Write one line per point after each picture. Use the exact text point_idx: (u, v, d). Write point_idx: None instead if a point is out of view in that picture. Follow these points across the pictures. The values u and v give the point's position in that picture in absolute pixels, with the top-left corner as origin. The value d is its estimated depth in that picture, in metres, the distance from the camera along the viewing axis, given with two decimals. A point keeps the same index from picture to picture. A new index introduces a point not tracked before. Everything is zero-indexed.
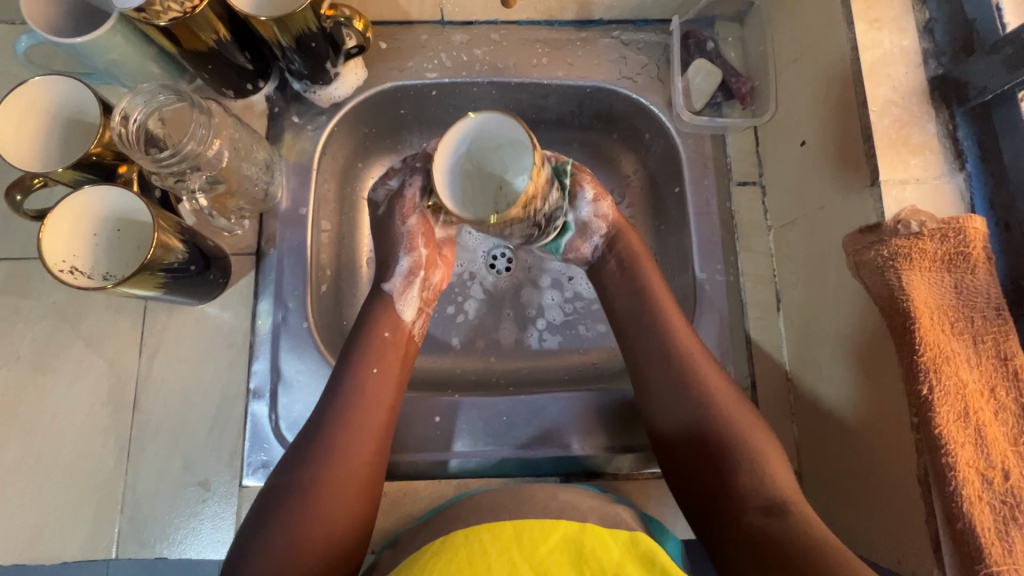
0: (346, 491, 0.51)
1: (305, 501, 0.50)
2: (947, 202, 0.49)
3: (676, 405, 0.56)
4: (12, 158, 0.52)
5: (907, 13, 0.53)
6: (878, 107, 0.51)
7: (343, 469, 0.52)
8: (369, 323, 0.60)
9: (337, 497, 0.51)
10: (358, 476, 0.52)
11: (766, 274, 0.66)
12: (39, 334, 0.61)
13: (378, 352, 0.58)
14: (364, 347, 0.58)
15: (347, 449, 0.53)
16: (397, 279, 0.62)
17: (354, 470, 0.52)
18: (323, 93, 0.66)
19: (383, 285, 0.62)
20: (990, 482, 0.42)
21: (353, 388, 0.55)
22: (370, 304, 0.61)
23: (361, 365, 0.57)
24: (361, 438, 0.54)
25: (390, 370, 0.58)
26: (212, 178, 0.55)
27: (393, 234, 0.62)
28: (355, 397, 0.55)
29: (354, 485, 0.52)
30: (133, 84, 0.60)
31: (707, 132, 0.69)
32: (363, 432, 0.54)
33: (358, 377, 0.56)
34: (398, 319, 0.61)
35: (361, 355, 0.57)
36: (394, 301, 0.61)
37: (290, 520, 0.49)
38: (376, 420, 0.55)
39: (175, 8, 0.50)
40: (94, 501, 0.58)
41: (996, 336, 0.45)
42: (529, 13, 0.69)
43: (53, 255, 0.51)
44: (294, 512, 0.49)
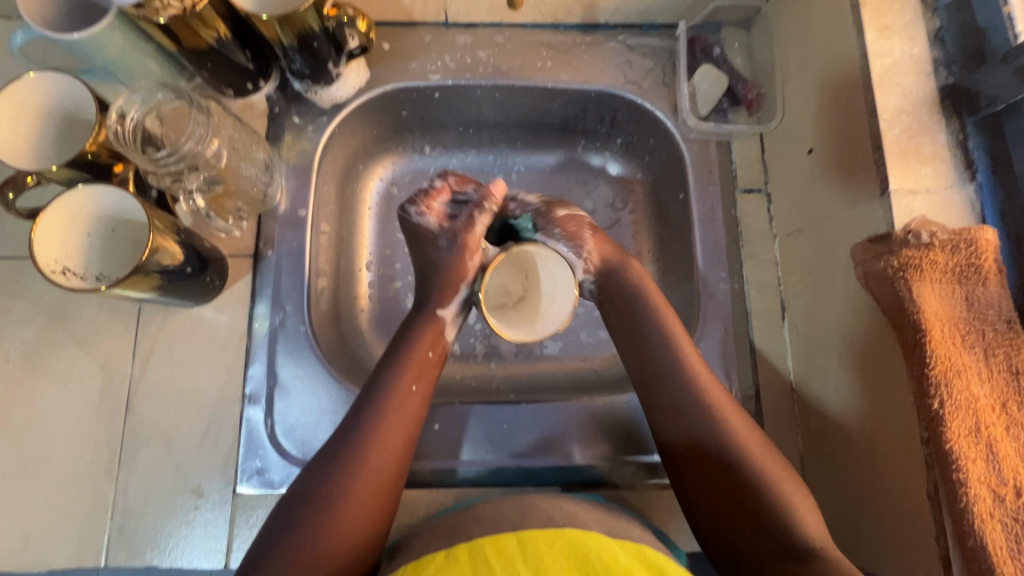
0: (364, 504, 0.49)
1: (322, 513, 0.47)
2: (958, 212, 0.49)
3: (679, 420, 0.54)
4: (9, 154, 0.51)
5: (917, 22, 0.53)
6: (888, 115, 0.50)
7: (366, 482, 0.49)
8: (412, 335, 0.57)
9: (358, 511, 0.48)
10: (380, 490, 0.50)
11: (770, 282, 0.66)
12: (30, 335, 0.60)
13: (416, 367, 0.55)
14: (402, 360, 0.56)
15: (373, 462, 0.50)
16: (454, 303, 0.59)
17: (377, 483, 0.50)
18: (325, 93, 0.65)
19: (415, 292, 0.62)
20: (1002, 499, 0.41)
21: (387, 400, 0.53)
22: (417, 319, 0.58)
23: (394, 377, 0.54)
24: (388, 452, 0.51)
25: (424, 385, 0.55)
26: (211, 178, 0.54)
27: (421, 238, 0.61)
28: (386, 410, 0.52)
29: (374, 499, 0.49)
30: (131, 82, 0.59)
31: (713, 139, 0.68)
32: (391, 446, 0.51)
33: (391, 390, 0.53)
34: (442, 339, 0.58)
35: (399, 370, 0.55)
36: (446, 323, 0.59)
37: (298, 531, 0.46)
38: (404, 434, 0.52)
39: (174, 5, 0.49)
40: (83, 509, 0.56)
41: (1007, 350, 0.44)
42: (534, 16, 0.68)
43: (44, 255, 0.49)
44: (306, 523, 0.47)
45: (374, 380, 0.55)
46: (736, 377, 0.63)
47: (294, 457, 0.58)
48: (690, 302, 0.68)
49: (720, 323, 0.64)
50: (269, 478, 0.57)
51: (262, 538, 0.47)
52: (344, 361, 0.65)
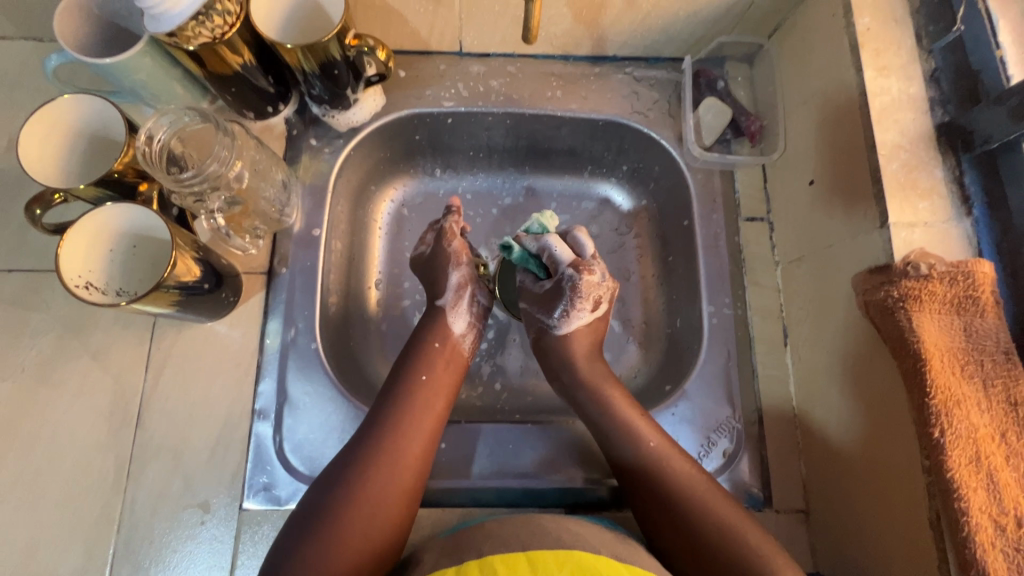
0: (392, 491, 0.52)
1: (350, 500, 0.50)
2: (955, 246, 0.50)
3: (626, 448, 0.57)
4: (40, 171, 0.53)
5: (913, 62, 0.55)
6: (887, 151, 0.52)
7: (394, 469, 0.53)
8: (422, 336, 0.62)
9: (382, 502, 0.51)
10: (407, 476, 0.53)
11: (773, 309, 0.67)
12: (46, 347, 0.61)
13: (426, 359, 0.60)
14: (416, 357, 0.60)
15: (397, 450, 0.53)
16: (449, 293, 0.64)
17: (403, 470, 0.53)
18: (342, 117, 0.67)
19: (436, 302, 0.64)
20: (1004, 529, 0.42)
21: (406, 392, 0.57)
22: (425, 318, 0.64)
23: (410, 372, 0.59)
24: (408, 443, 0.54)
25: (438, 379, 0.59)
26: (231, 199, 0.56)
27: (438, 260, 0.64)
28: (405, 401, 0.57)
29: (401, 485, 0.52)
30: (157, 104, 0.61)
31: (717, 169, 0.71)
32: (413, 433, 0.55)
33: (409, 384, 0.58)
34: (448, 331, 0.63)
35: (414, 364, 0.60)
36: (448, 313, 0.64)
37: (326, 523, 0.48)
38: (427, 422, 0.56)
39: (205, 33, 0.51)
40: (90, 522, 0.57)
41: (1006, 381, 0.45)
42: (545, 48, 0.71)
43: (70, 270, 0.51)
44: (334, 510, 0.49)
45: (391, 378, 0.59)
46: (739, 402, 0.64)
47: (301, 474, 0.58)
48: (694, 327, 0.69)
49: (723, 348, 0.65)
50: (275, 494, 0.58)
51: (289, 538, 0.48)
52: (352, 379, 0.66)
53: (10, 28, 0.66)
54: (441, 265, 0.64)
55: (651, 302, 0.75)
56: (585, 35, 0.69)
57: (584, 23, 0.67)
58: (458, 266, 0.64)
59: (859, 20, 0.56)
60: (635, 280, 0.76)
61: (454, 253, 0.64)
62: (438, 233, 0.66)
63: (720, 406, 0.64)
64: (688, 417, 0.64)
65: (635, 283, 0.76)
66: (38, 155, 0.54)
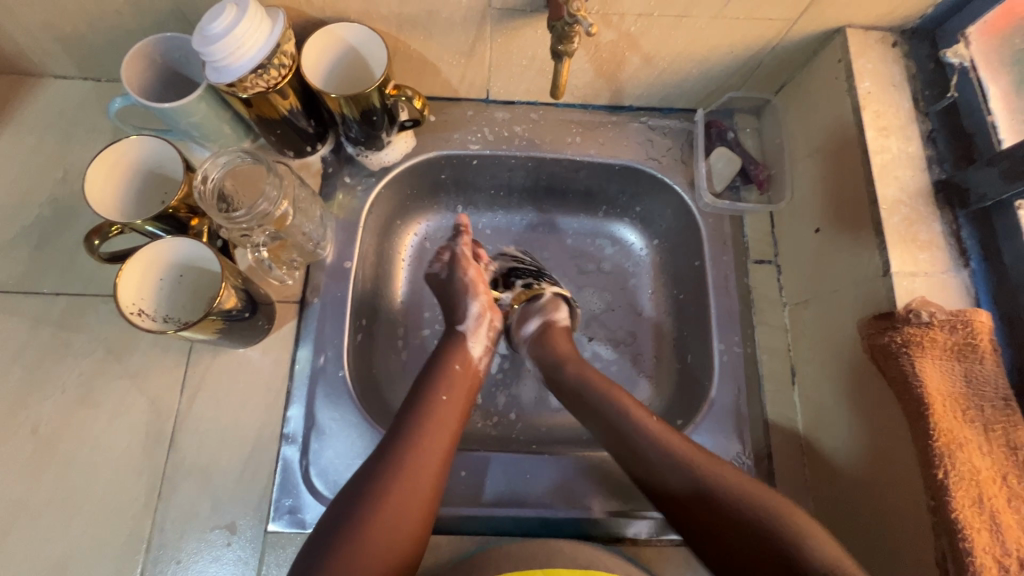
0: (413, 508, 0.53)
1: (377, 511, 0.51)
2: (954, 295, 0.54)
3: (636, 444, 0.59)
4: (110, 210, 0.58)
5: (911, 124, 0.59)
6: (888, 205, 0.56)
7: (416, 481, 0.54)
8: (443, 356, 0.65)
9: (402, 515, 0.52)
10: (426, 494, 0.54)
11: (781, 348, 0.70)
12: (88, 367, 0.64)
13: (447, 379, 0.63)
14: (438, 375, 0.63)
15: (419, 469, 0.55)
16: (469, 320, 0.68)
17: (424, 488, 0.54)
18: (374, 157, 0.72)
19: (456, 326, 0.68)
20: (1008, 570, 0.44)
21: (428, 411, 0.59)
22: (445, 342, 0.67)
23: (432, 391, 0.61)
24: (429, 458, 0.56)
25: (457, 398, 0.62)
26: (274, 233, 0.61)
27: (456, 286, 0.70)
28: (427, 420, 0.58)
29: (421, 502, 0.54)
30: (205, 142, 0.66)
31: (727, 214, 0.74)
32: (435, 450, 0.57)
33: (429, 401, 0.60)
34: (468, 354, 0.66)
35: (435, 384, 0.62)
36: (467, 337, 0.67)
37: (349, 535, 0.50)
38: (446, 441, 0.58)
39: (261, 84, 0.56)
40: (121, 539, 0.58)
41: (1006, 426, 0.48)
42: (567, 98, 0.76)
43: (126, 298, 0.54)
44: (358, 525, 0.50)
45: (412, 395, 0.61)
46: (749, 438, 0.66)
47: (326, 498, 0.60)
48: (704, 364, 0.71)
49: (734, 385, 0.68)
50: (300, 517, 0.59)
51: (313, 552, 0.49)
52: (374, 406, 0.68)
53: (74, 70, 0.71)
54: (459, 296, 0.69)
55: (663, 338, 0.78)
56: (604, 87, 0.73)
57: (604, 76, 0.71)
58: (477, 296, 0.70)
59: (860, 85, 0.61)
60: (647, 316, 0.79)
61: (469, 281, 0.70)
62: (451, 261, 0.72)
63: (731, 442, 0.65)
64: None
65: (646, 319, 0.79)
66: (109, 194, 0.59)
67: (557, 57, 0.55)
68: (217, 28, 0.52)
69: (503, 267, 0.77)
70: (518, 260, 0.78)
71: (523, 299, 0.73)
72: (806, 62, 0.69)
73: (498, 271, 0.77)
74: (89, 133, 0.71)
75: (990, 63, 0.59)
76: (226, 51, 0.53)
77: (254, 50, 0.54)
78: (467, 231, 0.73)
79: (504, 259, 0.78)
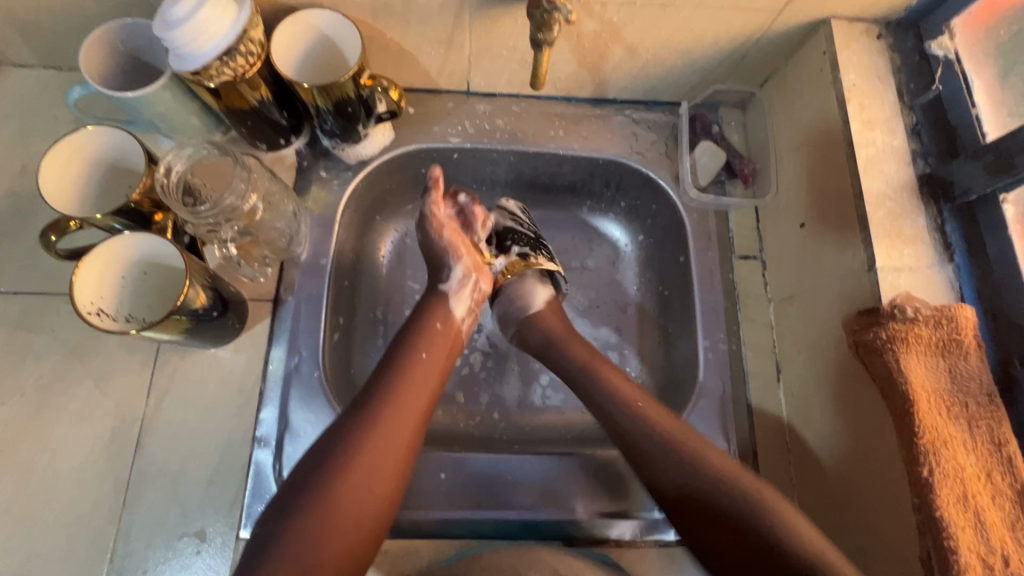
0: (383, 473, 0.51)
1: (344, 470, 0.50)
2: (938, 290, 0.53)
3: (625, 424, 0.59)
4: (65, 205, 0.56)
5: (896, 116, 0.59)
6: (872, 200, 0.56)
7: (387, 441, 0.52)
8: (425, 313, 0.62)
9: (373, 478, 0.50)
10: (398, 459, 0.52)
11: (766, 344, 0.69)
12: (47, 370, 0.61)
13: (427, 339, 0.60)
14: (417, 332, 0.60)
15: (393, 431, 0.53)
16: (453, 281, 0.64)
17: (396, 452, 0.52)
18: (351, 150, 0.69)
19: (439, 286, 0.65)
20: (992, 568, 0.43)
21: (405, 372, 0.57)
22: (426, 299, 0.64)
23: (411, 350, 0.59)
24: (403, 419, 0.54)
25: (436, 356, 0.59)
26: (243, 229, 0.58)
27: (436, 249, 0.65)
28: (404, 378, 0.56)
29: (393, 467, 0.52)
30: (172, 134, 0.63)
31: (712, 209, 0.73)
32: (410, 412, 0.54)
33: (407, 359, 0.58)
34: (450, 314, 0.63)
35: (414, 341, 0.60)
36: (450, 298, 0.64)
37: (316, 494, 0.48)
38: (423, 404, 0.56)
39: (227, 73, 0.54)
40: (83, 549, 0.56)
41: (990, 422, 0.47)
42: (549, 90, 0.74)
43: (82, 297, 0.52)
44: (326, 488, 0.49)
45: (390, 352, 0.59)
46: (734, 435, 0.65)
47: None
48: (689, 361, 0.70)
49: (719, 382, 0.67)
50: None
51: (279, 517, 0.47)
52: (352, 407, 0.66)
53: (32, 58, 0.68)
54: (441, 258, 0.65)
55: (648, 335, 0.76)
56: (587, 79, 0.72)
57: (587, 68, 0.69)
58: (463, 260, 0.65)
59: (845, 77, 0.60)
60: (632, 312, 0.78)
61: (449, 244, 0.65)
62: (424, 219, 0.66)
63: (716, 441, 0.64)
64: None
65: (631, 316, 0.77)
66: (73, 191, 0.56)
67: (537, 46, 0.54)
68: (179, 13, 0.49)
69: (500, 224, 0.71)
70: (514, 218, 0.72)
71: (518, 267, 0.69)
72: (791, 54, 0.68)
73: (493, 228, 0.72)
74: (49, 124, 0.68)
75: (974, 56, 0.58)
76: (189, 37, 0.50)
77: (219, 36, 0.51)
78: (437, 189, 0.65)
79: (502, 214, 0.72)
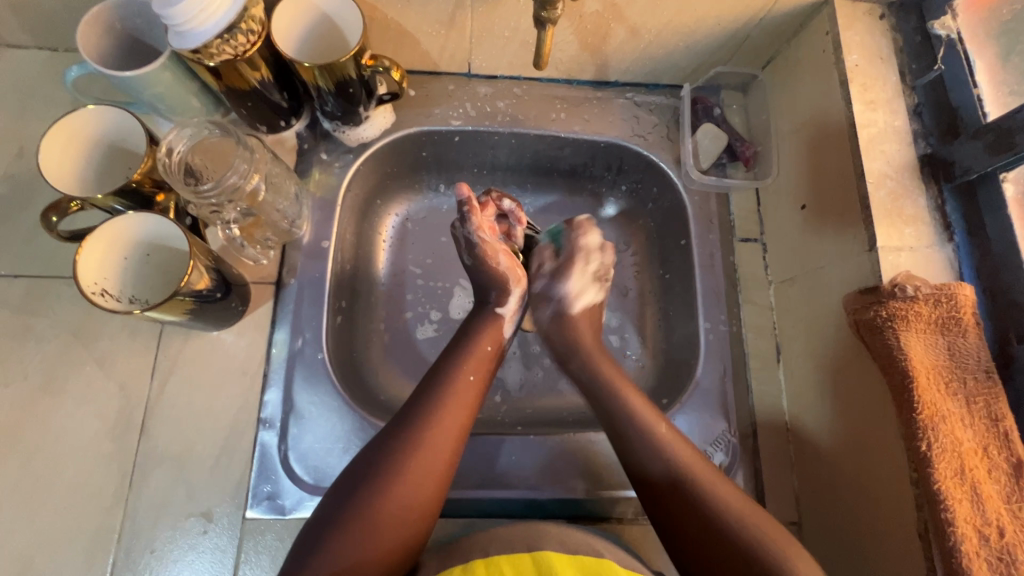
0: (424, 493, 0.51)
1: (386, 491, 0.50)
2: (938, 269, 0.54)
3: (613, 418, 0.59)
4: (54, 173, 0.55)
5: (897, 97, 0.59)
6: (874, 179, 0.56)
7: (430, 464, 0.52)
8: (471, 334, 0.62)
9: (415, 498, 0.51)
10: (439, 478, 0.53)
11: (766, 326, 0.69)
12: (50, 353, 0.61)
13: (473, 357, 0.60)
14: (464, 353, 0.60)
15: (438, 447, 0.53)
16: (510, 304, 0.66)
17: (440, 468, 0.53)
18: (352, 133, 0.69)
19: (496, 309, 0.65)
20: (987, 539, 0.44)
21: (453, 389, 0.57)
22: (477, 321, 0.64)
23: (459, 369, 0.58)
24: (447, 441, 0.54)
25: (481, 379, 0.59)
26: (246, 210, 0.58)
27: (489, 275, 0.65)
28: (449, 399, 0.56)
29: (436, 482, 0.52)
30: (171, 116, 0.62)
31: (713, 191, 0.74)
32: (453, 434, 0.54)
33: (454, 380, 0.57)
34: (502, 336, 0.64)
35: (461, 361, 0.59)
36: (504, 322, 0.65)
37: (357, 512, 0.49)
38: (467, 419, 0.56)
39: (228, 51, 0.53)
40: (90, 529, 0.56)
41: (986, 398, 0.48)
42: (550, 72, 0.74)
43: (87, 277, 0.52)
44: (370, 504, 0.49)
45: (435, 369, 0.59)
46: (734, 415, 0.66)
47: (306, 484, 0.59)
48: (690, 343, 0.71)
49: (720, 363, 0.67)
50: (279, 503, 0.58)
51: (322, 528, 0.48)
52: (356, 388, 0.66)
53: (26, 38, 0.66)
54: (496, 281, 0.65)
55: (647, 318, 0.77)
56: (589, 61, 0.71)
57: (589, 49, 0.69)
58: (518, 282, 0.66)
59: (848, 57, 0.60)
60: (633, 295, 0.78)
61: (506, 270, 0.66)
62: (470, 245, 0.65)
63: (715, 420, 0.65)
64: (686, 430, 0.65)
65: (632, 299, 0.77)
66: (72, 171, 0.56)
67: (541, 25, 0.53)
68: None
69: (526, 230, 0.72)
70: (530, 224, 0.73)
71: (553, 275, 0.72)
72: (794, 35, 0.68)
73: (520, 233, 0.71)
74: (46, 106, 0.67)
75: (975, 36, 0.58)
76: (189, 14, 0.49)
77: (220, 13, 0.51)
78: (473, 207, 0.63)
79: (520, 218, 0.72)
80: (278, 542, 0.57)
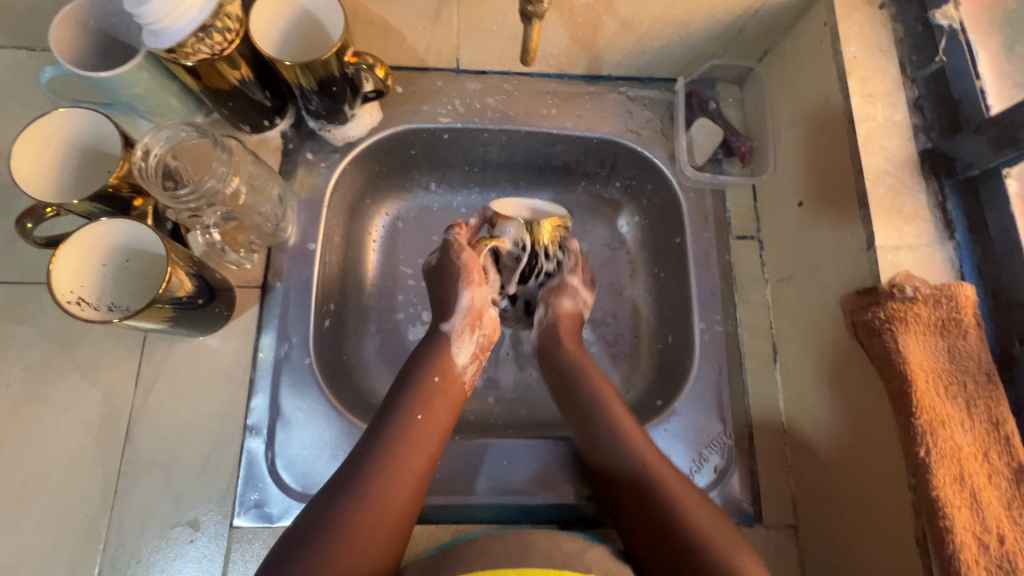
0: (376, 542, 0.48)
1: (338, 538, 0.47)
2: (938, 268, 0.52)
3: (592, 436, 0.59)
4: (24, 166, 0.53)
5: (898, 90, 0.57)
6: (872, 176, 0.54)
7: (385, 511, 0.50)
8: (421, 366, 0.60)
9: (370, 548, 0.48)
10: (394, 526, 0.50)
11: (763, 326, 0.68)
12: (32, 360, 0.59)
13: (423, 396, 0.57)
14: (416, 390, 0.57)
15: (386, 492, 0.51)
16: (458, 317, 0.63)
17: (389, 514, 0.50)
18: (338, 132, 0.67)
19: (441, 325, 0.63)
20: (987, 546, 0.43)
21: (399, 431, 0.54)
22: (428, 342, 0.62)
23: (407, 410, 0.56)
24: (399, 490, 0.51)
25: (435, 419, 0.57)
26: (227, 214, 0.57)
27: (450, 277, 0.63)
28: (399, 443, 0.53)
29: (387, 531, 0.49)
30: (151, 117, 0.61)
31: (708, 188, 0.72)
32: (407, 480, 0.52)
33: (404, 423, 0.55)
34: (451, 362, 0.61)
35: (412, 400, 0.57)
36: (452, 342, 0.62)
37: (311, 560, 0.45)
38: (415, 464, 0.53)
39: (204, 50, 0.51)
40: (75, 540, 0.55)
41: (988, 401, 0.46)
42: (541, 67, 0.72)
43: (61, 286, 0.51)
44: (320, 557, 0.46)
45: (385, 412, 0.56)
46: (730, 417, 0.65)
47: (294, 492, 0.58)
48: (686, 344, 0.69)
49: (715, 365, 0.66)
50: (266, 511, 0.57)
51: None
52: (345, 392, 0.65)
53: (2, 37, 0.65)
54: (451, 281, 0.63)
55: (642, 318, 0.75)
56: (581, 55, 0.69)
57: (580, 43, 0.67)
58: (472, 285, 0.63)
59: (846, 49, 0.58)
60: (628, 295, 0.77)
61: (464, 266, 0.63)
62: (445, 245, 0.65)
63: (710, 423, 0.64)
64: (681, 432, 0.64)
65: (627, 300, 0.76)
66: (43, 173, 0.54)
67: (527, 19, 0.51)
68: None
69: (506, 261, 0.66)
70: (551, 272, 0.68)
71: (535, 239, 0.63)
72: (791, 26, 0.66)
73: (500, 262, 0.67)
74: (23, 107, 0.66)
75: (978, 27, 0.56)
76: (160, 13, 0.48)
77: (192, 11, 0.49)
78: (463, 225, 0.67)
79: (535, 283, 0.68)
80: (266, 551, 0.56)
